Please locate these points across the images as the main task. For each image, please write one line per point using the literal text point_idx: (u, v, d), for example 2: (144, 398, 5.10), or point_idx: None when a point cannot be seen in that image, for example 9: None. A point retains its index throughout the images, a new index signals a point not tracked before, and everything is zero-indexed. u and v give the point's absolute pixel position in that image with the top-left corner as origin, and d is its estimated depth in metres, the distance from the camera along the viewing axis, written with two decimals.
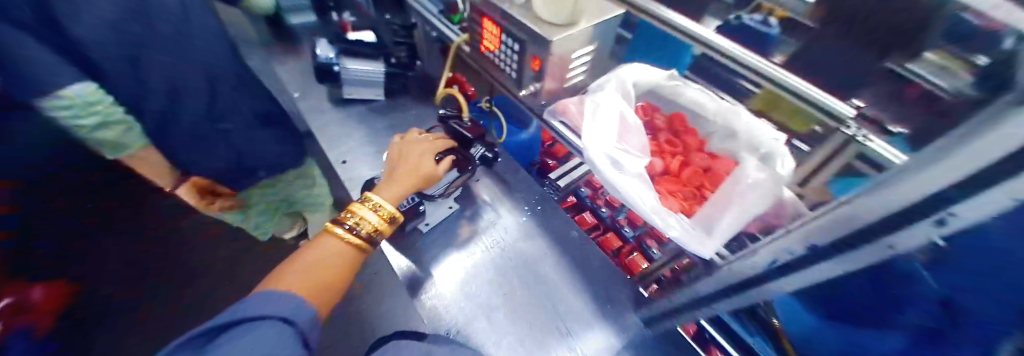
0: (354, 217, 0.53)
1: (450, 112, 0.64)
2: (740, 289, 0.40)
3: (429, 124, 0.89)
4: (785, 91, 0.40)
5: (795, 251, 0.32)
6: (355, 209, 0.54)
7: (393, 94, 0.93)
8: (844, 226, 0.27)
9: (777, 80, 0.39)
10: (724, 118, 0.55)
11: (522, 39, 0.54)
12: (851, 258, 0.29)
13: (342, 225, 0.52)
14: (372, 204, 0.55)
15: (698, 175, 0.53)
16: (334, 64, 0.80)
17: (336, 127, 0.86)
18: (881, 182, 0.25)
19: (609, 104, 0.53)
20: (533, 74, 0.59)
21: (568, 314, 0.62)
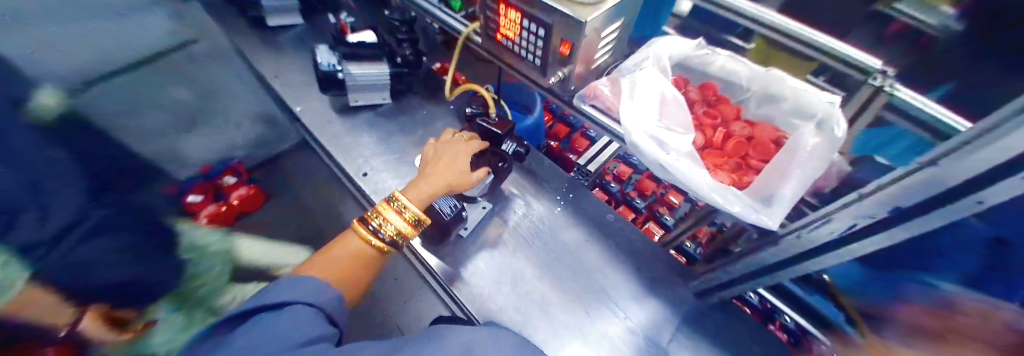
0: (380, 218, 0.52)
1: (475, 110, 0.60)
2: (807, 256, 0.41)
3: (446, 122, 0.86)
4: (838, 60, 0.50)
5: (879, 215, 0.32)
6: (379, 209, 0.53)
7: (400, 95, 0.89)
8: (928, 188, 0.28)
9: (835, 52, 0.49)
10: (762, 83, 0.54)
11: (547, 23, 0.51)
12: (932, 218, 0.28)
13: (369, 225, 0.52)
14: (397, 205, 0.53)
15: (743, 145, 0.53)
16: (337, 71, 0.75)
17: (348, 137, 0.82)
18: (959, 146, 0.24)
19: (648, 83, 0.51)
20: (560, 60, 0.56)
21: (622, 297, 0.63)
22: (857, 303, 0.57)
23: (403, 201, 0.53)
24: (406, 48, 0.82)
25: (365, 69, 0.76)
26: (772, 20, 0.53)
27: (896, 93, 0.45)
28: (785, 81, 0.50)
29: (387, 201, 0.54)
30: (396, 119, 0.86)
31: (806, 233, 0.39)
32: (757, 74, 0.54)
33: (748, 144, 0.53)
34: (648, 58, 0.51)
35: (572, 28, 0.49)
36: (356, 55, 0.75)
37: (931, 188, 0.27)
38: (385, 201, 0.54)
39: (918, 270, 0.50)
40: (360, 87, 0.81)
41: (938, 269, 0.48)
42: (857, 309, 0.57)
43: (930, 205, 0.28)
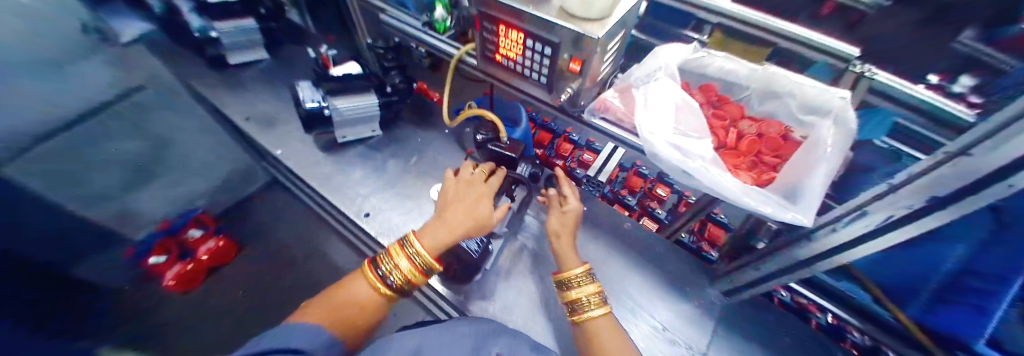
0: (390, 262, 0.47)
1: (486, 135, 0.58)
2: (839, 251, 0.42)
3: (442, 147, 0.82)
4: (789, 39, 0.52)
5: (916, 206, 0.34)
6: (390, 252, 0.48)
7: (390, 125, 0.84)
8: (960, 176, 0.29)
9: (780, 32, 0.52)
10: (763, 81, 0.55)
11: (554, 41, 0.49)
12: (966, 203, 0.30)
13: (378, 269, 0.48)
14: (408, 251, 0.47)
15: (755, 143, 0.54)
16: (324, 108, 0.70)
17: (339, 176, 0.75)
18: (994, 136, 0.25)
19: (662, 93, 0.51)
20: (568, 77, 0.55)
21: (653, 306, 0.63)
22: (888, 282, 0.53)
23: (419, 245, 0.46)
24: (394, 77, 0.78)
25: (353, 103, 0.72)
26: (739, 14, 0.54)
27: (876, 77, 0.45)
28: (787, 78, 0.52)
29: (399, 242, 0.49)
30: (389, 150, 0.81)
31: (840, 228, 0.40)
32: (757, 72, 0.55)
33: (760, 141, 0.54)
34: (660, 69, 0.51)
35: (582, 45, 0.48)
36: (342, 89, 0.70)
37: (966, 177, 0.29)
38: (398, 242, 0.49)
39: (939, 244, 0.44)
40: (348, 121, 0.75)
41: (956, 244, 0.43)
42: (887, 287, 0.54)
43: (964, 194, 0.30)
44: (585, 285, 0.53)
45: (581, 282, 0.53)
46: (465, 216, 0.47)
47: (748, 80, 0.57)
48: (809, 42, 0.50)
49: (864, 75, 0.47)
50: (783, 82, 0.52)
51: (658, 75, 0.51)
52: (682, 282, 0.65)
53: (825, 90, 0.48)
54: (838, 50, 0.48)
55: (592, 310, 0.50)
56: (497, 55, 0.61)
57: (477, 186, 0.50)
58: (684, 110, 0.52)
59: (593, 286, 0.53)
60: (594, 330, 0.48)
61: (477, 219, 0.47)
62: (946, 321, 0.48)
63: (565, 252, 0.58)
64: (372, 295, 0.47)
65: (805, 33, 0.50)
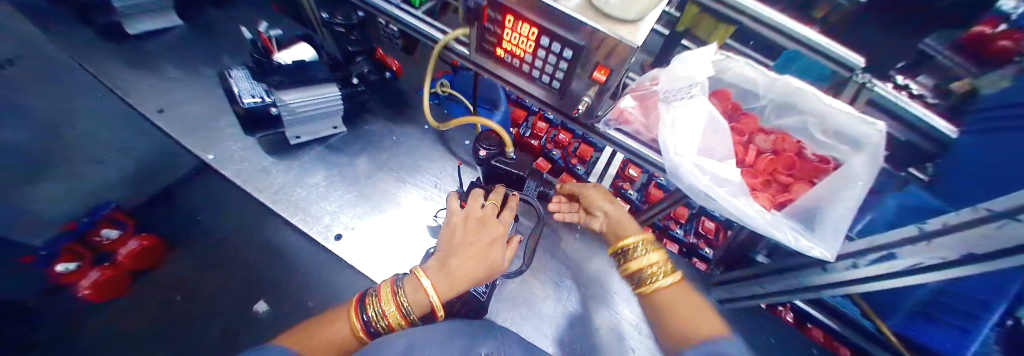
0: (379, 307, 0.37)
1: (490, 151, 0.51)
2: (849, 283, 0.42)
3: (426, 148, 0.71)
4: (811, 51, 0.51)
5: (947, 258, 0.32)
6: (381, 294, 0.38)
7: (356, 119, 0.70)
8: (1003, 243, 0.28)
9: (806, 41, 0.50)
10: (783, 93, 0.53)
11: (579, 44, 0.41)
12: (996, 264, 0.29)
13: (363, 316, 0.37)
14: (404, 294, 0.37)
15: (772, 162, 0.53)
16: (269, 106, 0.55)
17: (298, 188, 0.61)
18: None
19: (694, 111, 0.45)
20: (588, 83, 0.47)
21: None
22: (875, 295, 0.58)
23: (425, 286, 0.38)
24: (361, 64, 0.68)
25: (309, 97, 0.56)
26: (769, 19, 0.50)
27: (877, 89, 0.51)
28: (812, 95, 0.50)
29: (392, 281, 0.39)
30: (360, 153, 0.67)
31: (863, 265, 0.40)
32: (780, 83, 0.53)
33: (777, 160, 0.53)
34: (699, 83, 0.44)
35: (614, 52, 0.40)
36: (295, 82, 0.55)
37: (1013, 246, 0.27)
38: (391, 282, 0.39)
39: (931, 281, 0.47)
40: (304, 119, 0.60)
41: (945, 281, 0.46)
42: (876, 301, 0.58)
43: (995, 254, 0.29)
44: (649, 253, 0.45)
45: (642, 249, 0.46)
46: (475, 263, 0.40)
47: (767, 89, 0.54)
48: (825, 49, 0.49)
49: (865, 85, 0.52)
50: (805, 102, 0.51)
51: (693, 91, 0.45)
52: None
53: (855, 118, 0.47)
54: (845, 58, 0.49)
55: (658, 277, 0.43)
56: (499, 49, 0.51)
57: (487, 224, 0.45)
58: (709, 128, 0.47)
59: (657, 252, 0.45)
60: (666, 301, 0.42)
61: (489, 263, 0.41)
62: (927, 335, 0.51)
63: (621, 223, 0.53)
64: (348, 340, 0.37)
65: (801, 31, 0.49)
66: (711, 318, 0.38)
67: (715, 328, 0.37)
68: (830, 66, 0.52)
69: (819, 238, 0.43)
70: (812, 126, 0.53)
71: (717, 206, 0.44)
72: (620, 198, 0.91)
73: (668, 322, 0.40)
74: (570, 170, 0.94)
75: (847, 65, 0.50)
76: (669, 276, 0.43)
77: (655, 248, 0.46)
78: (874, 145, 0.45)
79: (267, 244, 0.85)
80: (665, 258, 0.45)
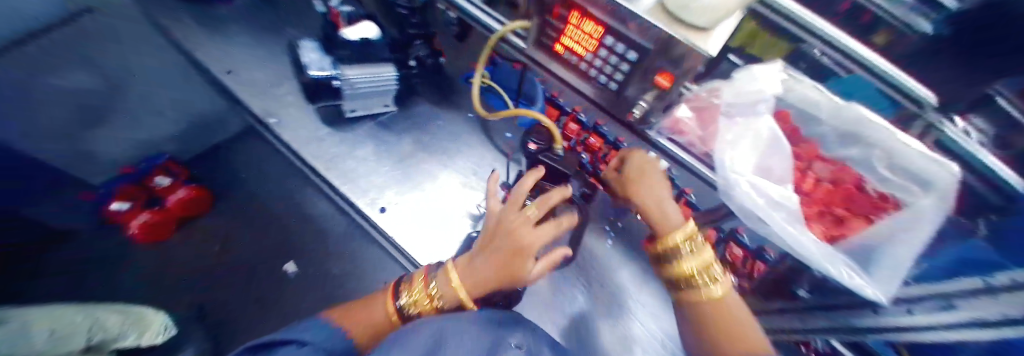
0: (410, 293, 0.42)
1: (540, 144, 0.53)
2: (899, 330, 0.39)
3: (468, 135, 0.72)
4: (872, 76, 0.48)
5: (1008, 314, 0.29)
6: (413, 283, 0.43)
7: (406, 101, 0.72)
8: None
9: (868, 65, 0.47)
10: (849, 123, 0.49)
11: (645, 47, 0.40)
12: None
13: (396, 302, 0.42)
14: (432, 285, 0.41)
15: (828, 192, 0.53)
16: (332, 79, 0.57)
17: (348, 160, 0.64)
18: None
19: (754, 129, 0.44)
20: (648, 88, 0.47)
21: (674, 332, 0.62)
22: None
23: (451, 281, 0.41)
24: (419, 48, 0.66)
25: (369, 75, 0.60)
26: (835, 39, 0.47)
27: (947, 130, 0.48)
28: (884, 128, 0.46)
29: (425, 272, 0.44)
30: (405, 133, 0.70)
31: (918, 313, 0.39)
32: (847, 110, 0.49)
33: (834, 192, 0.53)
34: (767, 100, 0.43)
35: (680, 59, 0.39)
36: (356, 58, 0.58)
37: None
38: (424, 273, 0.44)
39: None
40: (362, 94, 0.63)
41: None
42: None
43: None
44: (697, 256, 0.43)
45: (694, 248, 0.43)
46: (497, 269, 0.41)
47: (826, 115, 0.51)
48: (897, 80, 0.47)
49: (933, 124, 0.49)
50: (869, 132, 0.47)
51: (760, 109, 0.44)
52: None
53: (931, 159, 0.42)
54: (916, 91, 0.46)
55: (712, 287, 0.42)
56: (558, 45, 0.51)
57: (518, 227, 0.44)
58: (771, 149, 0.46)
59: (710, 255, 0.43)
60: (715, 308, 0.42)
61: (511, 270, 0.41)
62: None
63: (661, 213, 0.47)
64: (383, 322, 0.42)
65: (864, 52, 0.47)
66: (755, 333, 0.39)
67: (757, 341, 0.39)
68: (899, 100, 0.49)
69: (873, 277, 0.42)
70: (878, 159, 0.49)
71: (767, 230, 0.44)
72: None
73: (717, 336, 0.40)
74: None
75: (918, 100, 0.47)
76: (718, 285, 0.42)
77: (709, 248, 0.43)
78: (943, 188, 0.41)
79: (301, 215, 1.00)
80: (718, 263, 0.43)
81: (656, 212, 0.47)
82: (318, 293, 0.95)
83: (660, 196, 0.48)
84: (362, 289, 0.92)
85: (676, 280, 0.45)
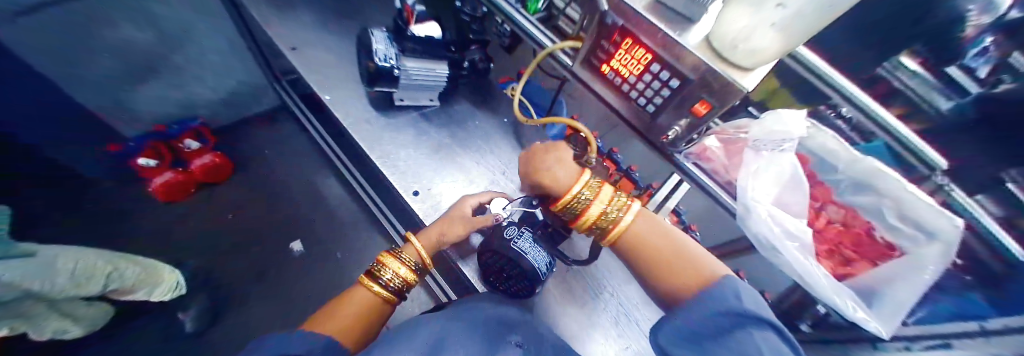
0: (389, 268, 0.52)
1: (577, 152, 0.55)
2: None
3: (500, 138, 0.76)
4: (895, 140, 0.49)
5: None
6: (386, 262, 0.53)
7: (449, 98, 0.78)
8: None
9: (892, 132, 0.47)
10: (860, 174, 0.51)
11: (689, 77, 0.45)
12: None
13: (380, 281, 0.52)
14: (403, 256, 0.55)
15: (839, 233, 0.56)
16: (393, 69, 0.62)
17: (388, 143, 0.69)
18: None
19: (778, 164, 0.49)
20: (683, 115, 0.52)
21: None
22: None
23: (415, 245, 0.57)
24: (474, 53, 0.72)
25: (423, 68, 0.65)
26: (864, 101, 0.47)
27: (954, 193, 0.49)
28: (893, 180, 0.47)
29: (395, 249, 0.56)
30: (445, 127, 0.74)
31: (915, 350, 0.41)
32: (861, 162, 0.51)
33: (843, 232, 0.56)
34: (793, 141, 0.48)
35: (720, 92, 0.44)
36: (417, 52, 0.64)
37: None
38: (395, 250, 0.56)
39: None
40: (415, 85, 0.68)
41: None
42: None
43: None
44: (595, 197, 0.46)
45: (592, 188, 0.47)
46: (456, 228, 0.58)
47: (842, 162, 0.53)
48: (909, 141, 0.47)
49: (943, 187, 0.49)
50: (881, 185, 0.49)
51: (784, 146, 0.49)
52: None
53: (939, 213, 0.44)
54: (927, 154, 0.47)
55: (622, 216, 0.45)
56: (605, 66, 0.57)
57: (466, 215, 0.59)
58: (791, 186, 0.50)
59: (604, 188, 0.47)
60: (637, 242, 0.44)
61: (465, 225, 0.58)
62: None
63: (561, 166, 0.50)
64: (373, 300, 0.50)
65: (887, 117, 0.47)
66: (694, 256, 0.40)
67: (702, 264, 0.39)
68: (912, 163, 0.50)
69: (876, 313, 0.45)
70: (887, 208, 0.50)
71: (779, 257, 0.47)
72: None
73: (656, 270, 0.42)
74: None
75: (930, 163, 0.48)
76: (628, 211, 0.45)
77: (602, 183, 0.47)
78: (947, 239, 0.43)
79: (319, 196, 1.21)
80: (614, 191, 0.46)
81: (565, 170, 0.49)
82: (322, 264, 1.12)
83: (556, 156, 0.52)
84: (361, 263, 1.11)
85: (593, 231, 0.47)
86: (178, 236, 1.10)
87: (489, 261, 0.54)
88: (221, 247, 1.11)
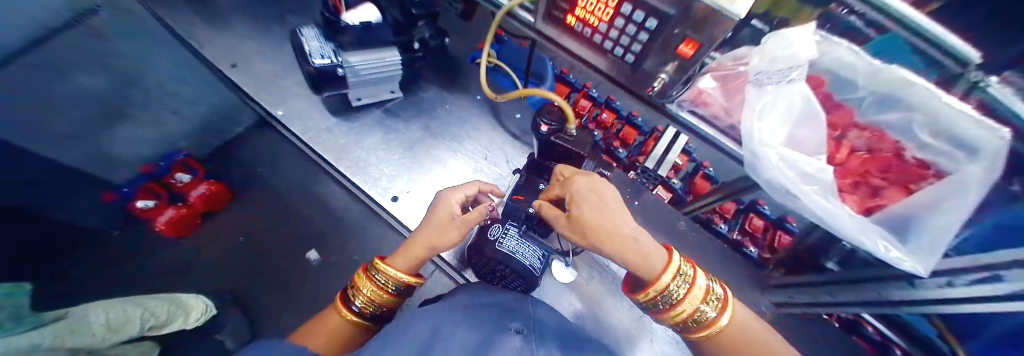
0: (360, 299, 0.48)
1: (552, 125, 0.49)
2: (927, 303, 0.38)
3: (476, 118, 0.70)
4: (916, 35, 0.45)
5: None
6: (363, 292, 0.48)
7: (412, 86, 0.70)
8: None
9: (916, 20, 0.44)
10: (882, 85, 0.45)
11: (667, 13, 0.37)
12: None
13: (353, 305, 0.48)
14: (376, 281, 0.47)
15: (865, 161, 0.51)
16: (337, 67, 0.55)
17: (357, 149, 0.64)
18: None
19: (785, 98, 0.42)
20: (669, 59, 0.44)
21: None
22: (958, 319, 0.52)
23: (387, 270, 0.47)
24: (422, 29, 0.63)
25: (371, 60, 0.58)
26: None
27: (992, 89, 0.44)
28: (922, 89, 0.40)
29: (365, 273, 0.49)
30: (414, 118, 0.68)
31: (958, 285, 0.36)
32: (887, 71, 0.43)
33: (869, 161, 0.51)
34: (801, 66, 0.39)
35: (705, 24, 0.35)
36: (359, 43, 0.57)
37: None
38: (365, 276, 0.49)
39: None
40: (366, 80, 0.61)
41: None
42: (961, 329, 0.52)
43: None
44: (692, 289, 0.41)
45: (683, 283, 0.41)
46: (429, 242, 0.48)
47: (862, 75, 0.46)
48: (926, 30, 0.44)
49: (978, 85, 0.45)
50: (907, 99, 0.43)
51: (792, 75, 0.40)
52: (738, 292, 0.63)
53: (974, 121, 0.38)
54: (946, 43, 0.44)
55: (718, 318, 0.41)
56: (570, 16, 0.48)
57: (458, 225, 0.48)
58: (804, 119, 0.43)
59: (698, 288, 0.41)
60: (734, 340, 0.40)
61: (439, 243, 0.48)
62: None
63: (637, 260, 0.41)
64: (346, 325, 0.48)
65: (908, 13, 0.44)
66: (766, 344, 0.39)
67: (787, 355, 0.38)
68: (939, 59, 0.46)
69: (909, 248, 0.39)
70: (919, 125, 0.44)
71: (797, 203, 0.42)
72: (662, 187, 0.85)
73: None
74: (615, 153, 0.89)
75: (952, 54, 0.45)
76: (725, 312, 0.41)
77: (693, 282, 0.41)
78: (990, 153, 0.36)
79: (318, 197, 1.03)
80: (709, 291, 0.41)
81: (635, 256, 0.41)
82: (343, 274, 0.96)
83: (624, 236, 0.41)
84: None
85: (678, 324, 0.43)
86: (182, 261, 0.96)
87: (479, 261, 0.50)
88: (228, 266, 0.98)
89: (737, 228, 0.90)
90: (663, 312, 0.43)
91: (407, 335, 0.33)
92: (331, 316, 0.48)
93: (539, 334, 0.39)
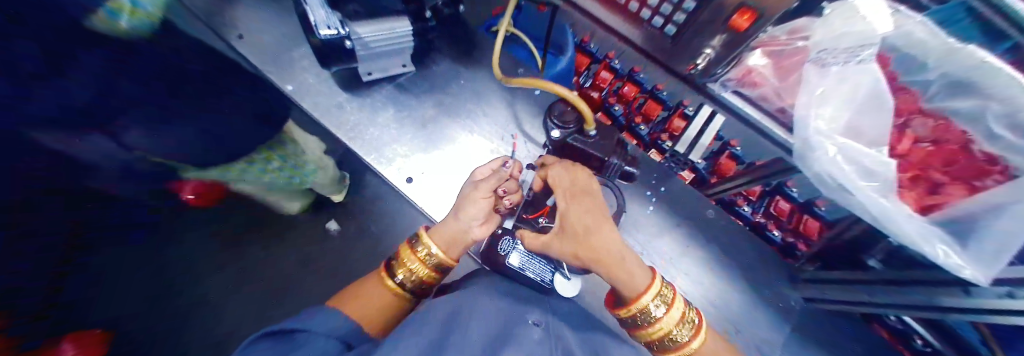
0: (405, 269, 0.46)
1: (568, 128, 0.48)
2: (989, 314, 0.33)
3: (492, 94, 0.66)
4: None
5: None
6: (405, 260, 0.46)
7: (424, 59, 0.66)
8: None
9: None
10: (965, 68, 0.40)
11: None
12: None
13: (395, 277, 0.46)
14: (423, 253, 0.45)
15: (927, 154, 0.46)
16: (345, 39, 0.52)
17: (370, 128, 0.62)
18: None
19: (847, 84, 0.38)
20: (717, 30, 0.40)
21: (704, 293, 0.59)
22: None
23: (429, 245, 0.45)
24: None
25: (381, 31, 0.54)
26: None
27: None
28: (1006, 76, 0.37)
29: (409, 244, 0.47)
30: (427, 95, 0.65)
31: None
32: (959, 53, 0.40)
33: (934, 153, 0.46)
34: (873, 45, 0.36)
35: None
36: (368, 13, 0.53)
37: None
38: (408, 245, 0.47)
39: None
40: (376, 54, 0.58)
41: None
42: None
43: None
44: (667, 314, 0.37)
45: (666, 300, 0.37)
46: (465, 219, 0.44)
47: (936, 54, 0.42)
48: None
49: None
50: (990, 85, 0.39)
51: (863, 54, 0.37)
52: (763, 285, 0.61)
53: None
54: None
55: (689, 342, 0.37)
56: None
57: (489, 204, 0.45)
58: (868, 106, 0.39)
59: (676, 309, 0.37)
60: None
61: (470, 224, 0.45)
62: None
63: (617, 280, 0.37)
64: (388, 295, 0.46)
65: None
66: None
67: None
68: None
69: (971, 253, 0.35)
70: (994, 114, 0.40)
71: (848, 200, 0.37)
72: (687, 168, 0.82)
73: None
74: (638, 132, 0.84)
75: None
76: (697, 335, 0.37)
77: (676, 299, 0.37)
78: None
79: None
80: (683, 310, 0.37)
81: (623, 277, 0.36)
82: (361, 249, 0.92)
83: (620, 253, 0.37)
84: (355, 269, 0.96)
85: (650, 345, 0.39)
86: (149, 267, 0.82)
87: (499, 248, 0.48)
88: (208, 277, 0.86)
89: (762, 211, 0.87)
90: (638, 331, 0.39)
91: (431, 320, 0.31)
92: (370, 283, 0.46)
93: (556, 325, 0.36)
